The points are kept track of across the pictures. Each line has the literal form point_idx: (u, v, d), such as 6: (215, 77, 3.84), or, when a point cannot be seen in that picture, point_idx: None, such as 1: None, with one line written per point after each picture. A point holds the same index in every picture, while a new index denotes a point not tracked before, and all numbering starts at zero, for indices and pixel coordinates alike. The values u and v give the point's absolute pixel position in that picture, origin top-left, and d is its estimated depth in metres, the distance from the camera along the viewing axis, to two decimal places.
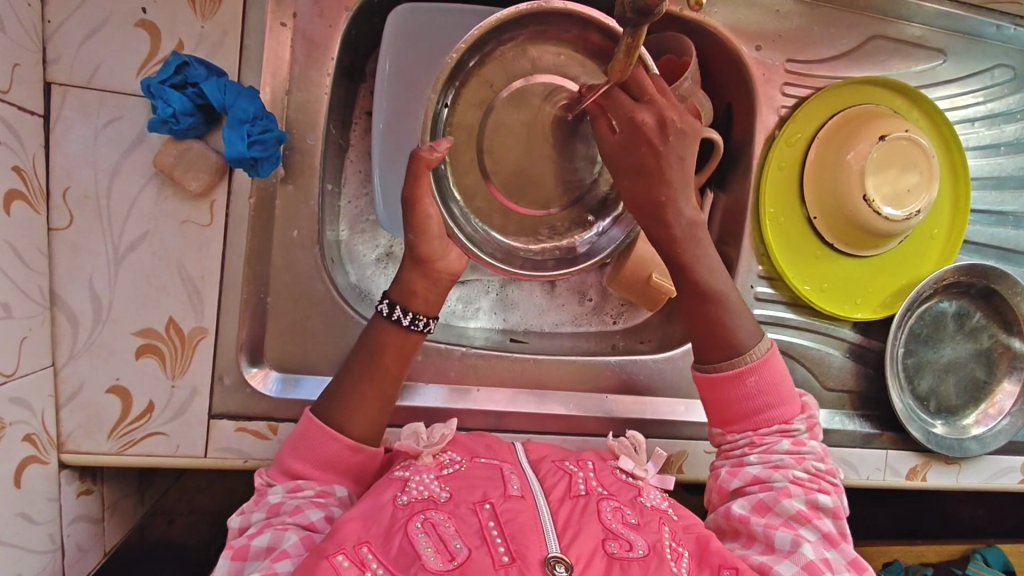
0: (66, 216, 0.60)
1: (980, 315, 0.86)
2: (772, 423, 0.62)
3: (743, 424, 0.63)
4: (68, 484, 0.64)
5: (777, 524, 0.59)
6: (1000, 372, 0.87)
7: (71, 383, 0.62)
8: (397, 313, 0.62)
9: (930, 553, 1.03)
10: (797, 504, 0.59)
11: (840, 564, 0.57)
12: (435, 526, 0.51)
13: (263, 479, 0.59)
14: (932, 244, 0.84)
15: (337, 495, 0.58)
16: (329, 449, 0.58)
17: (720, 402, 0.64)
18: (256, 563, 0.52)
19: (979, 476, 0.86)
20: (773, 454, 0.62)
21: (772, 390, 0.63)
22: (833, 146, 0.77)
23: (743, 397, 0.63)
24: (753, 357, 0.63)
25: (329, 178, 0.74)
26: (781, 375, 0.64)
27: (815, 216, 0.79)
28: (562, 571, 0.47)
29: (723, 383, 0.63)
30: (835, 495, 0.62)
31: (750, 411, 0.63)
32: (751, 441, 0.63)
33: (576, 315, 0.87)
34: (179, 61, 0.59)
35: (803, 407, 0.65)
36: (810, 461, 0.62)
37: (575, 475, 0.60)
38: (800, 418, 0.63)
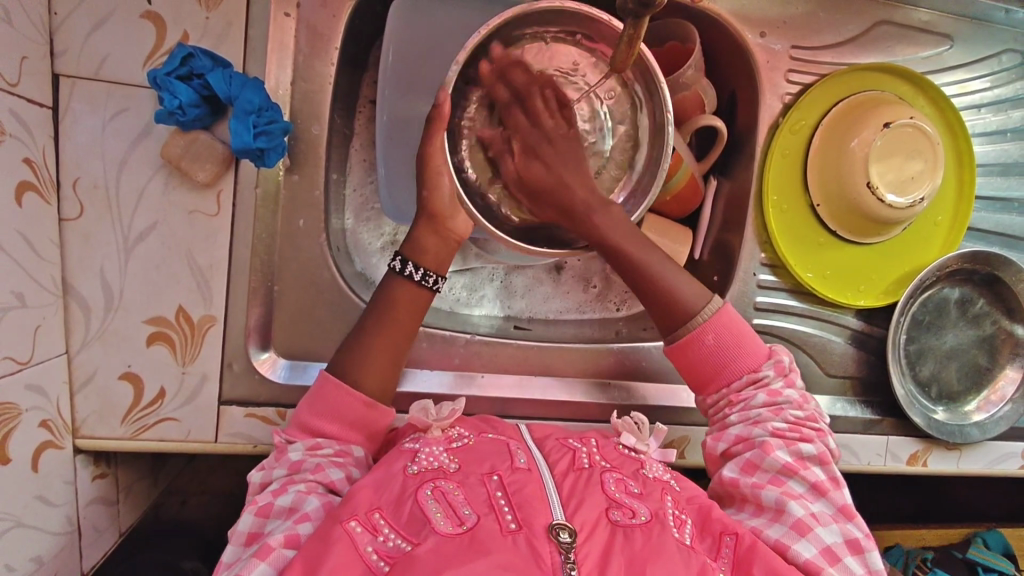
0: (77, 207, 0.61)
1: (983, 302, 0.86)
2: (742, 372, 0.66)
3: (716, 381, 0.66)
4: (83, 468, 0.65)
5: (764, 481, 0.60)
6: (1002, 359, 0.87)
7: (85, 370, 0.64)
8: (410, 268, 0.64)
9: (930, 536, 1.05)
10: (782, 457, 0.61)
11: (828, 515, 0.58)
12: (444, 493, 0.51)
13: (281, 436, 0.60)
14: (936, 231, 0.84)
15: (353, 454, 0.60)
16: (345, 403, 0.60)
17: (688, 369, 0.67)
18: (278, 522, 0.53)
19: (980, 461, 0.86)
20: (751, 409, 0.64)
21: (731, 342, 0.66)
22: (839, 133, 0.77)
23: (706, 356, 0.66)
24: (707, 315, 0.66)
25: (334, 168, 0.75)
26: (739, 322, 0.67)
27: (819, 204, 0.79)
28: (566, 536, 0.47)
29: (688, 348, 0.66)
30: (819, 441, 0.63)
31: (716, 367, 0.66)
32: (729, 399, 0.66)
33: (580, 302, 0.88)
34: (184, 52, 0.60)
35: (770, 353, 0.67)
36: (787, 411, 0.64)
37: (578, 450, 0.60)
38: (767, 365, 0.66)
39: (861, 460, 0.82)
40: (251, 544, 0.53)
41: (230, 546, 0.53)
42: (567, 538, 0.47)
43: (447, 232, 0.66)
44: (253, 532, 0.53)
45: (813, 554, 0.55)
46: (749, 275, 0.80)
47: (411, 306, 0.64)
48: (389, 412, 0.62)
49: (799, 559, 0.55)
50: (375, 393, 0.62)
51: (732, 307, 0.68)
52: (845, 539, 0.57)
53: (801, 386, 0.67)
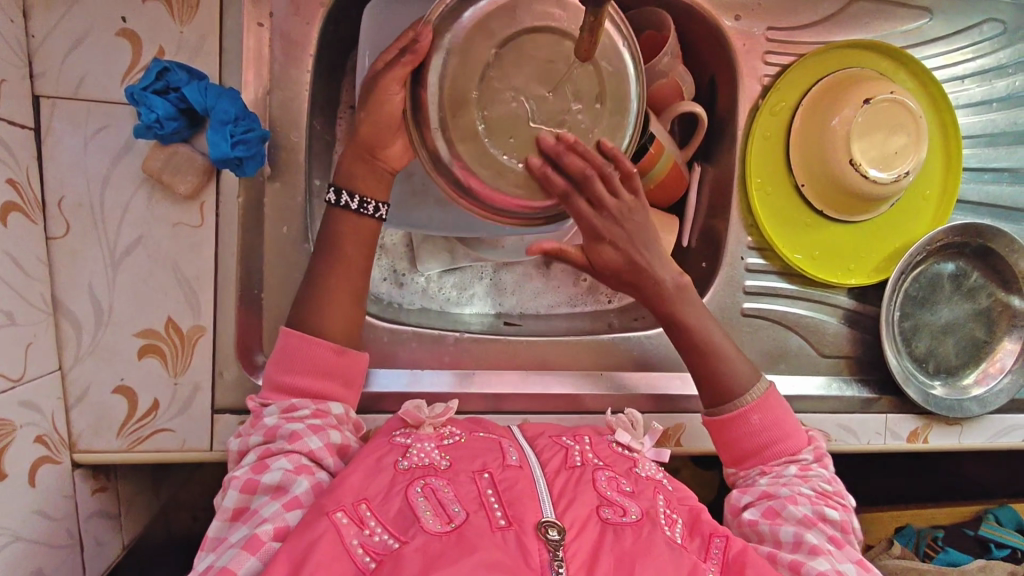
0: (62, 225, 0.62)
1: (977, 274, 0.86)
2: (779, 453, 0.66)
3: (753, 459, 0.66)
4: (82, 481, 0.67)
5: (785, 522, 0.60)
6: (999, 331, 0.86)
7: (78, 385, 0.65)
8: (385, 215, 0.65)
9: (941, 515, 1.05)
10: (803, 510, 0.60)
11: (846, 561, 0.55)
12: (434, 490, 0.51)
13: (257, 401, 0.61)
14: (925, 206, 0.84)
15: (332, 413, 0.61)
16: (315, 354, 0.61)
17: (727, 444, 0.67)
18: (263, 498, 0.53)
19: (983, 435, 0.86)
20: (783, 477, 0.64)
21: (776, 422, 0.67)
22: (820, 112, 0.77)
23: (749, 433, 0.66)
24: (753, 396, 0.67)
25: (316, 174, 0.75)
26: (783, 408, 0.67)
27: (803, 184, 0.79)
28: (555, 534, 0.47)
29: (728, 425, 0.67)
30: (845, 513, 0.62)
31: (757, 446, 0.66)
32: (762, 470, 0.66)
33: (572, 295, 0.88)
34: (160, 67, 0.60)
35: (809, 440, 0.68)
36: (816, 482, 0.63)
37: (571, 448, 0.59)
38: (806, 449, 0.66)
39: (860, 440, 0.82)
40: (237, 519, 0.53)
41: (216, 522, 0.53)
42: (556, 536, 0.47)
43: None
44: (239, 507, 0.54)
45: (828, 570, 0.53)
46: (736, 259, 0.80)
47: None
48: (360, 358, 0.64)
49: (813, 571, 0.53)
50: (341, 340, 0.64)
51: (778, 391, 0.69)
52: None
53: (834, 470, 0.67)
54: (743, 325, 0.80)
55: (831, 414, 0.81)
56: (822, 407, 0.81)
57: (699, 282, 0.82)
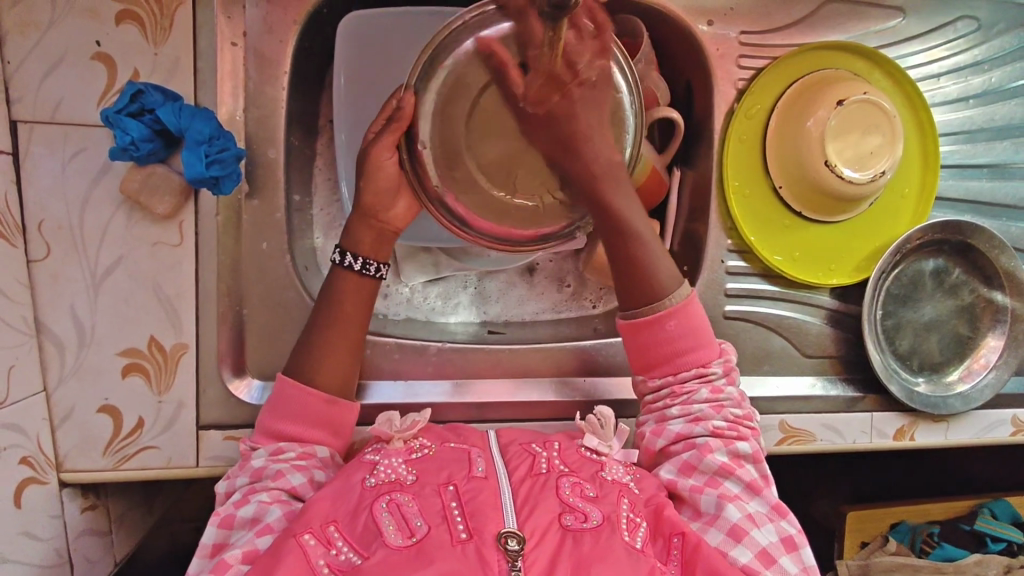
0: (43, 248, 0.63)
1: (959, 271, 0.86)
2: (692, 364, 0.65)
3: (664, 367, 0.66)
4: (70, 500, 0.67)
5: (703, 486, 0.62)
6: (982, 327, 0.86)
7: (64, 406, 0.65)
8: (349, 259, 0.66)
9: (938, 511, 1.04)
10: (719, 458, 0.62)
11: (762, 514, 0.60)
12: (399, 505, 0.52)
13: (246, 444, 0.61)
14: (904, 204, 0.84)
15: (318, 456, 0.62)
16: (306, 402, 0.61)
17: (640, 347, 0.66)
18: (241, 532, 0.55)
19: (969, 431, 0.86)
20: (693, 405, 0.65)
21: (692, 332, 0.65)
22: (795, 114, 0.77)
23: (665, 339, 0.65)
24: (674, 301, 0.65)
25: (296, 189, 0.76)
26: (699, 316, 0.66)
27: (780, 185, 0.79)
28: (514, 544, 0.47)
29: (645, 328, 0.65)
30: (753, 440, 0.65)
31: (669, 355, 0.65)
32: (672, 391, 0.65)
33: (556, 302, 0.88)
34: (134, 89, 0.61)
35: (722, 352, 0.67)
36: (728, 409, 0.65)
37: (538, 455, 0.59)
38: (716, 362, 0.66)
39: (846, 439, 0.82)
40: (215, 556, 0.55)
41: (195, 559, 0.55)
42: (516, 546, 0.47)
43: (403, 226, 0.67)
44: (218, 544, 0.55)
45: (749, 559, 0.56)
46: (717, 262, 0.80)
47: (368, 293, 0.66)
48: (353, 407, 0.64)
49: (736, 564, 0.56)
50: (334, 390, 0.64)
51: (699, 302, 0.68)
52: (781, 538, 0.58)
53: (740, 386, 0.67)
54: (725, 328, 0.81)
55: (816, 414, 0.81)
56: (807, 408, 0.81)
57: None
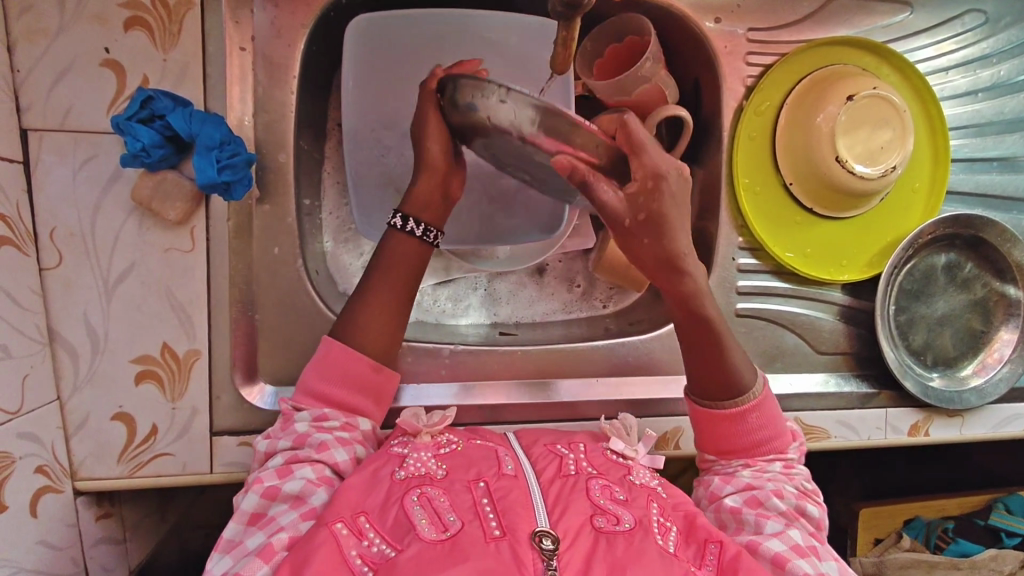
0: (56, 255, 0.63)
1: (971, 265, 0.85)
2: (769, 451, 0.65)
3: (741, 454, 0.65)
4: (85, 509, 0.67)
5: (768, 515, 0.60)
6: (996, 321, 0.86)
7: (78, 414, 0.65)
8: (410, 225, 0.66)
9: (951, 506, 1.04)
10: (787, 504, 0.61)
11: (828, 554, 0.58)
12: (430, 500, 0.52)
13: (290, 405, 0.61)
14: (915, 199, 0.84)
15: (360, 428, 0.62)
16: (354, 368, 0.62)
17: (716, 436, 0.66)
18: (281, 506, 0.54)
19: (984, 425, 0.85)
20: (766, 470, 0.64)
21: (770, 423, 0.65)
22: (804, 110, 0.77)
23: (742, 431, 0.65)
24: (754, 395, 0.65)
25: (305, 193, 0.76)
26: (777, 409, 0.67)
27: (791, 182, 0.79)
28: (548, 543, 0.47)
29: (723, 419, 0.65)
30: (821, 511, 0.63)
31: (750, 445, 0.65)
32: (747, 463, 0.65)
33: (566, 302, 0.88)
34: (144, 95, 0.61)
35: (793, 435, 0.68)
36: (799, 480, 0.64)
37: (565, 456, 0.59)
38: (793, 447, 0.66)
39: (861, 435, 0.82)
40: (253, 524, 0.53)
41: (231, 525, 0.53)
42: (550, 545, 0.47)
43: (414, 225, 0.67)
44: (256, 513, 0.54)
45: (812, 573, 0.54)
46: (728, 260, 0.80)
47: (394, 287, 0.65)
48: (395, 376, 0.65)
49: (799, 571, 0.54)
50: (378, 356, 0.64)
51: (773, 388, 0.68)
52: None
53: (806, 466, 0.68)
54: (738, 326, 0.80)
55: (830, 411, 0.81)
56: (821, 405, 0.81)
57: None
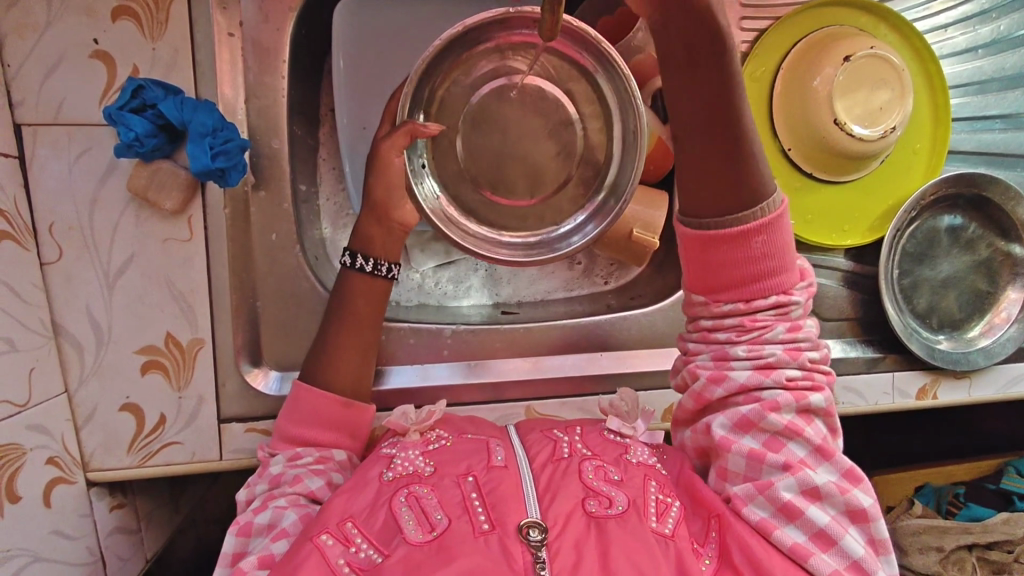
0: (55, 250, 0.63)
1: (975, 225, 0.85)
2: (769, 290, 0.54)
3: (734, 290, 0.55)
4: (99, 500, 0.68)
5: (763, 441, 0.54)
6: (1002, 281, 0.85)
7: (86, 406, 0.66)
8: (360, 261, 0.67)
9: (961, 472, 1.04)
10: (786, 417, 0.54)
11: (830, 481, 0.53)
12: (418, 498, 0.52)
13: (267, 451, 0.63)
14: (916, 160, 0.83)
15: (336, 459, 0.62)
16: (320, 407, 0.62)
17: (705, 266, 0.55)
18: (260, 540, 0.54)
19: (992, 386, 0.85)
20: (764, 343, 0.55)
21: (775, 254, 0.54)
22: (801, 73, 0.76)
23: (740, 259, 0.54)
24: (761, 212, 0.53)
25: (301, 178, 0.76)
26: (790, 235, 0.55)
27: (789, 147, 0.78)
28: (536, 535, 0.48)
29: (718, 244, 0.54)
30: (828, 393, 0.56)
31: (747, 274, 0.54)
32: (741, 325, 0.55)
33: (568, 280, 0.88)
34: (133, 85, 0.61)
35: (803, 275, 0.57)
36: (805, 354, 0.55)
37: (559, 441, 0.59)
38: (799, 289, 0.56)
39: (867, 400, 0.82)
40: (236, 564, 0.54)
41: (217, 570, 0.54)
42: (537, 537, 0.48)
43: (390, 222, 0.67)
44: (237, 554, 0.54)
45: (802, 539, 0.51)
46: None
47: (369, 292, 0.67)
48: (367, 409, 0.64)
49: (785, 544, 0.51)
50: (347, 392, 0.64)
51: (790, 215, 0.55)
52: (846, 511, 0.52)
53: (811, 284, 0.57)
54: None
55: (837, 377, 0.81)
56: None
57: None
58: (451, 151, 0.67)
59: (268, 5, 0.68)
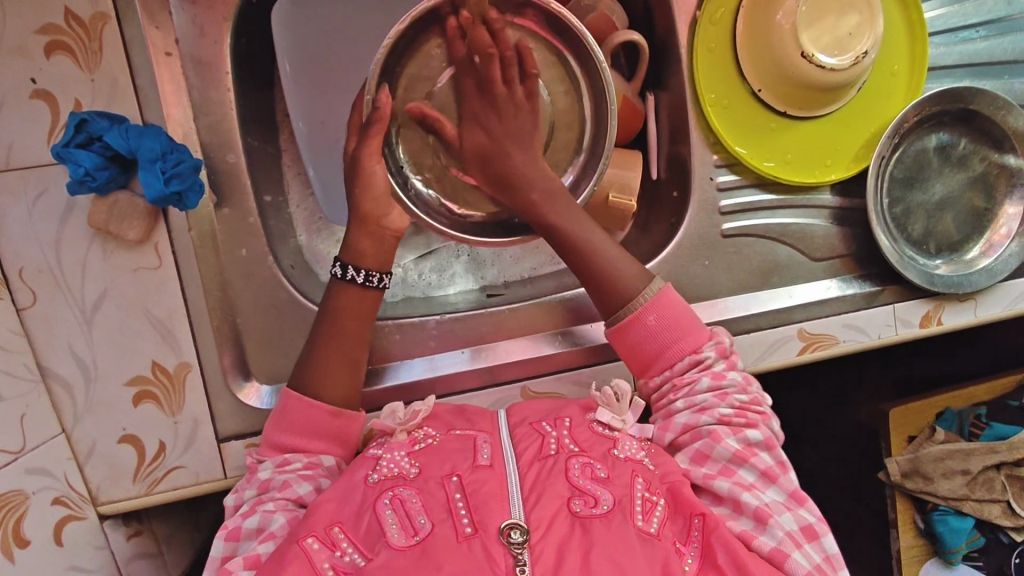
0: (29, 294, 0.63)
1: (965, 141, 0.81)
2: (683, 351, 0.64)
3: (658, 365, 0.65)
4: (114, 530, 0.70)
5: (715, 472, 0.59)
6: (999, 195, 0.82)
7: (85, 443, 0.67)
8: (350, 272, 0.66)
9: (982, 392, 1.01)
10: (731, 445, 0.60)
11: (781, 503, 0.57)
12: (402, 502, 0.52)
13: (255, 457, 0.62)
14: (895, 82, 0.79)
15: (324, 465, 0.62)
16: (310, 415, 0.62)
17: (630, 352, 0.65)
18: (249, 543, 0.56)
19: (999, 305, 0.83)
20: (696, 396, 0.62)
21: (671, 323, 0.65)
22: (763, 9, 0.72)
23: (648, 336, 0.65)
24: (647, 296, 0.65)
25: (266, 189, 0.75)
26: (678, 307, 0.65)
27: (759, 88, 0.75)
28: (517, 536, 0.47)
29: (627, 331, 0.65)
30: (765, 426, 0.62)
31: (662, 352, 0.64)
32: (673, 384, 0.64)
33: (552, 253, 0.86)
34: (77, 120, 0.59)
35: (712, 336, 0.66)
36: (733, 396, 0.63)
37: (547, 434, 0.58)
38: (709, 346, 0.65)
39: (870, 335, 0.80)
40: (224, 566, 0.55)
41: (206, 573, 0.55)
42: (519, 538, 0.47)
43: (380, 228, 0.67)
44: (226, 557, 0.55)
45: (772, 545, 0.54)
46: (707, 181, 0.77)
47: (354, 309, 0.66)
48: (358, 416, 0.65)
49: (762, 549, 0.54)
50: (339, 402, 0.64)
51: (674, 289, 0.67)
52: (800, 527, 0.56)
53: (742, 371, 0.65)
54: (727, 247, 0.78)
55: (834, 316, 0.79)
56: (825, 312, 0.79)
57: (672, 212, 0.80)
58: (421, 144, 0.69)
59: (201, 18, 0.66)
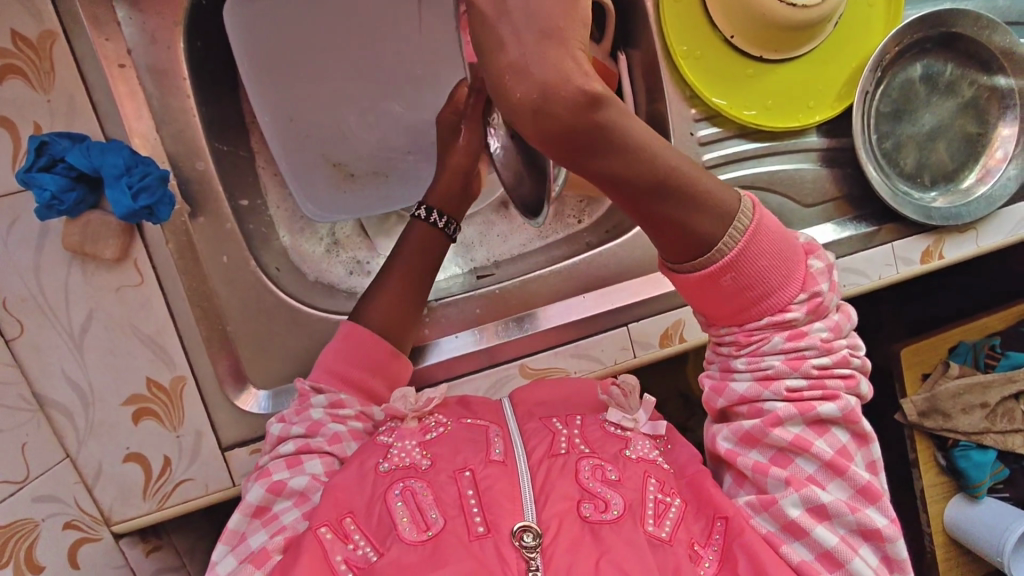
0: (15, 325, 0.62)
1: (951, 67, 0.78)
2: (761, 312, 0.48)
3: (726, 318, 0.50)
4: (131, 547, 0.71)
5: (767, 457, 0.50)
6: (992, 119, 0.80)
7: (91, 466, 0.66)
8: (427, 213, 0.73)
9: (995, 322, 0.99)
10: (792, 431, 0.49)
11: (840, 498, 0.48)
12: (413, 494, 0.50)
13: (308, 385, 0.62)
14: (872, 13, 0.76)
15: (374, 417, 0.62)
16: (373, 349, 0.65)
17: (691, 300, 0.49)
18: (285, 502, 0.54)
19: (1000, 232, 0.81)
20: (763, 358, 0.49)
21: (755, 280, 0.47)
22: None
23: (721, 296, 0.48)
24: (727, 247, 0.46)
25: (239, 193, 0.74)
26: (769, 256, 0.47)
27: (732, 35, 0.73)
28: (529, 539, 0.46)
29: (691, 285, 0.48)
30: (845, 398, 0.49)
31: (735, 308, 0.48)
32: (738, 339, 0.50)
33: (541, 227, 0.85)
34: (37, 142, 0.58)
35: (805, 284, 0.49)
36: (810, 361, 0.49)
37: (557, 433, 0.55)
38: (799, 302, 0.48)
39: (871, 277, 0.78)
40: (256, 517, 0.53)
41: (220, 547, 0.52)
42: (531, 542, 0.46)
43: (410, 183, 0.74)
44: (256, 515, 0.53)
45: (808, 557, 0.47)
46: (686, 137, 0.75)
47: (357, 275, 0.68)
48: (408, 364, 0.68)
49: (791, 560, 0.47)
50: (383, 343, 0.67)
51: (765, 220, 0.48)
52: (857, 530, 0.47)
53: (830, 317, 0.50)
54: None
55: None
56: None
57: None
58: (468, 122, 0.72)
59: (151, 25, 0.65)
